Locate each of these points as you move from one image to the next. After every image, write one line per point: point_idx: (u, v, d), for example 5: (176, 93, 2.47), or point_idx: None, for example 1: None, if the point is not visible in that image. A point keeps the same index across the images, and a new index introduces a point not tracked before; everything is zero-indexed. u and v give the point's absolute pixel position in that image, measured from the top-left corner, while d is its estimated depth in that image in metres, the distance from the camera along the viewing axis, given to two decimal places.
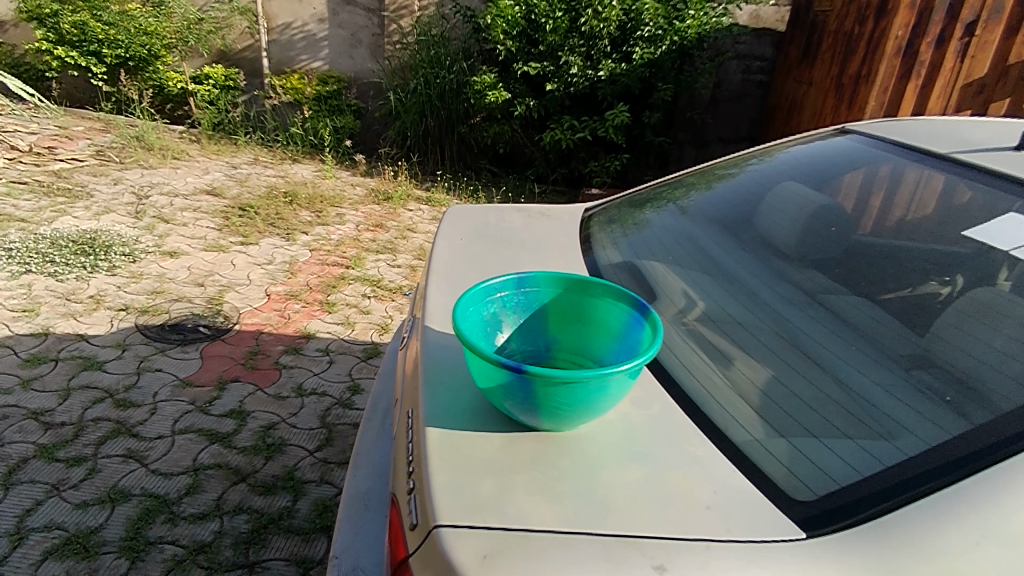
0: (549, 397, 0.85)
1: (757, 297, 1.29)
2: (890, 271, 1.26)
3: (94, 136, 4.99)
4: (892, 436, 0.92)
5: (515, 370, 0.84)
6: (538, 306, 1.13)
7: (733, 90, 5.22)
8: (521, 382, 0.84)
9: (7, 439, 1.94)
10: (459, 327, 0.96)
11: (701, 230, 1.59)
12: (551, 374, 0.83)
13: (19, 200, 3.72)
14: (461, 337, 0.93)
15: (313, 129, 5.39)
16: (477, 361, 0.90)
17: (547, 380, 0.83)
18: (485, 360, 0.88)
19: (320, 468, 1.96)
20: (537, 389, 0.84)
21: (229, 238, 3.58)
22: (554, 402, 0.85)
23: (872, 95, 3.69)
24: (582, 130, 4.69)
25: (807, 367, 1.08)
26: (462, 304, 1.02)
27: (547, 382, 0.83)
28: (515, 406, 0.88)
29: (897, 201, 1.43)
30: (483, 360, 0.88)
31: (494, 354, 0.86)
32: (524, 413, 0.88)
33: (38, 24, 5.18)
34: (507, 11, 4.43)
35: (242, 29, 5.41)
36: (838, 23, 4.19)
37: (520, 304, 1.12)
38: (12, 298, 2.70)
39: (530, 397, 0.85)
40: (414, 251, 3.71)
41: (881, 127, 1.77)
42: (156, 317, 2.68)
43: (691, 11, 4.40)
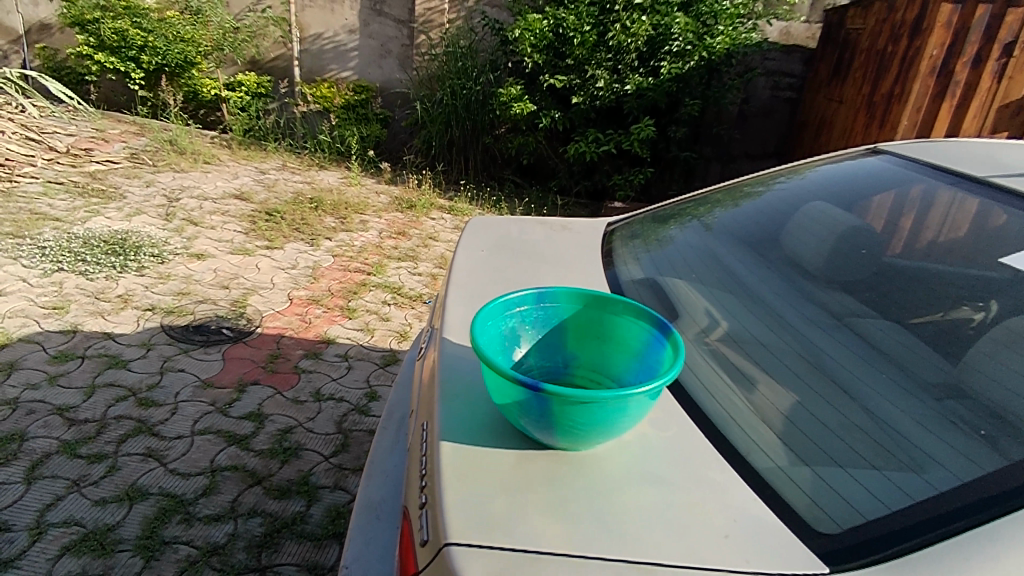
0: (566, 416, 0.83)
1: (781, 318, 1.26)
2: (922, 294, 1.22)
3: (129, 139, 5.13)
4: (921, 468, 0.89)
5: (532, 388, 0.83)
6: (557, 321, 1.12)
7: (761, 105, 5.16)
8: (537, 401, 0.83)
9: (32, 433, 1.98)
10: (477, 341, 0.95)
11: (726, 248, 1.56)
12: (568, 393, 0.82)
13: (55, 200, 3.83)
14: (479, 352, 0.92)
15: (340, 137, 5.46)
16: (494, 376, 0.89)
17: (563, 400, 0.82)
18: (501, 377, 0.87)
19: (334, 474, 1.96)
20: (553, 408, 0.83)
21: (254, 242, 3.63)
22: (570, 421, 0.84)
23: (905, 115, 3.68)
24: (607, 143, 4.67)
25: (833, 393, 1.05)
26: (480, 318, 1.01)
27: (565, 401, 0.82)
28: (530, 425, 0.87)
29: (929, 224, 1.39)
30: (500, 376, 0.87)
31: (511, 371, 0.85)
32: (539, 432, 0.87)
33: (81, 30, 5.34)
34: (535, 24, 4.44)
35: (276, 37, 5.53)
36: (871, 42, 4.13)
37: (539, 319, 1.11)
38: (44, 295, 2.77)
39: (546, 415, 0.84)
40: (435, 259, 3.72)
41: (913, 148, 1.73)
42: (181, 318, 2.73)
43: (721, 27, 4.38)
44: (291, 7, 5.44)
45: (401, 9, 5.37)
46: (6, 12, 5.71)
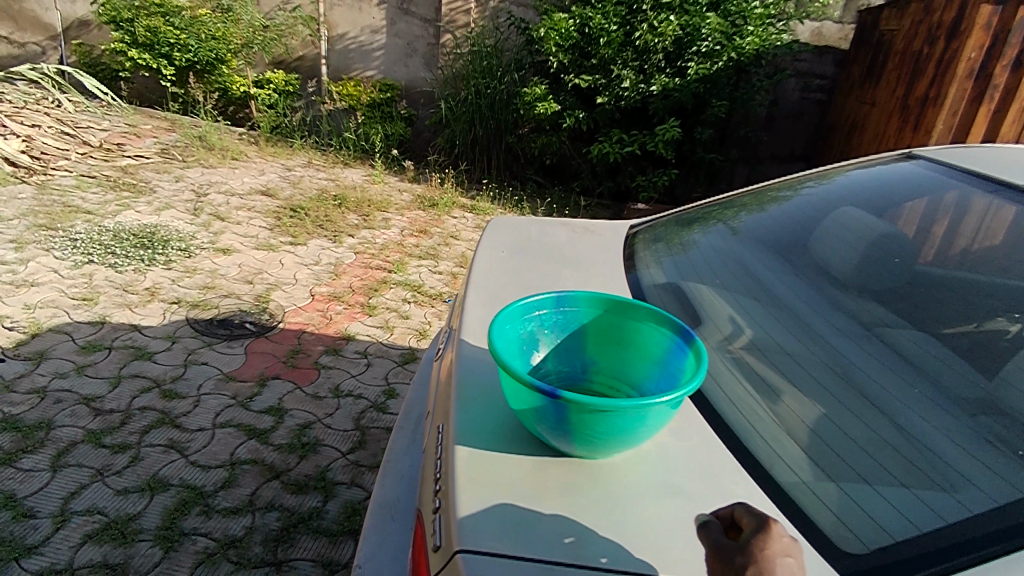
0: (584, 424, 0.81)
1: (808, 326, 1.22)
2: (956, 304, 1.18)
3: (160, 134, 5.23)
4: (953, 488, 0.85)
5: (549, 395, 0.81)
6: (576, 326, 1.10)
7: (790, 107, 5.07)
8: (554, 408, 0.82)
9: (59, 422, 2.02)
10: (494, 345, 0.94)
11: (751, 254, 1.52)
12: (587, 401, 0.80)
13: (88, 194, 3.92)
14: (496, 358, 0.91)
15: (364, 135, 5.50)
16: (511, 382, 0.88)
17: (581, 408, 0.80)
18: (518, 383, 0.85)
19: (351, 471, 1.97)
20: (571, 415, 0.81)
21: (279, 238, 3.68)
22: (590, 430, 0.82)
23: (940, 118, 3.57)
24: (632, 144, 4.62)
25: (862, 407, 1.02)
26: (498, 321, 1.00)
27: (583, 409, 0.80)
28: (547, 432, 0.85)
29: (963, 231, 1.34)
30: (517, 382, 0.86)
31: (528, 377, 0.83)
32: (556, 440, 0.86)
33: (115, 27, 5.43)
34: (561, 23, 4.41)
35: (304, 36, 5.59)
36: (906, 43, 4.02)
37: (558, 323, 1.09)
38: (74, 286, 2.84)
39: (563, 423, 0.82)
40: (456, 258, 3.73)
41: (950, 153, 1.67)
42: (206, 312, 2.77)
43: (750, 28, 4.31)
44: (320, 6, 5.49)
45: (428, 8, 5.39)
46: (45, 9, 5.86)
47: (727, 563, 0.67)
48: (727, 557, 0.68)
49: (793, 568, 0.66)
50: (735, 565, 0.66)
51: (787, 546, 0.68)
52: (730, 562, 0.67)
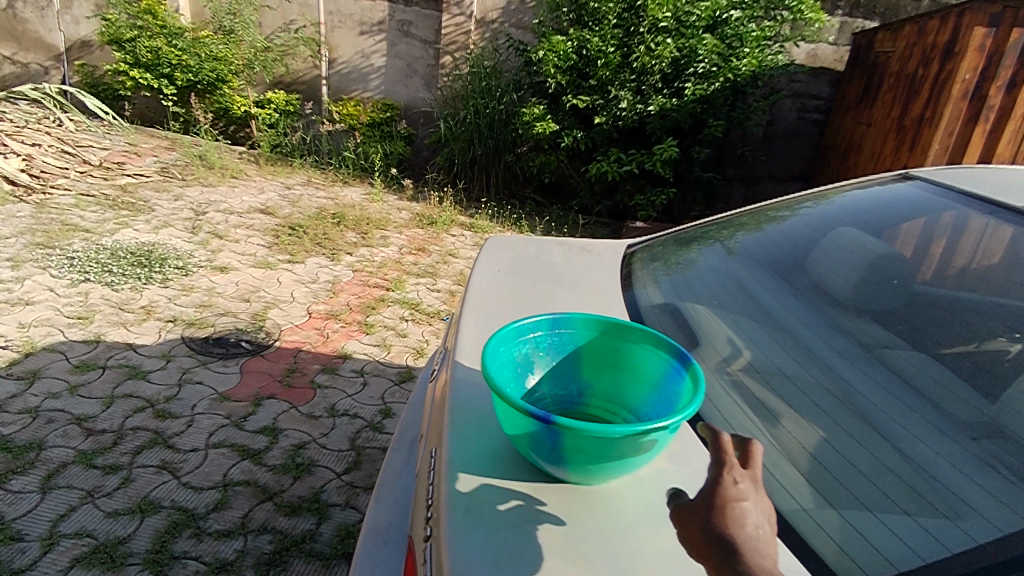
0: (578, 450, 0.80)
1: (807, 348, 1.21)
2: (956, 325, 1.17)
3: (161, 153, 5.26)
4: (957, 516, 0.84)
5: (543, 420, 0.80)
6: (572, 349, 1.09)
7: (787, 128, 5.12)
8: (548, 433, 0.81)
9: (50, 442, 2.00)
10: (488, 368, 0.93)
11: (750, 274, 1.52)
12: (581, 426, 0.79)
13: (86, 212, 3.93)
14: (490, 381, 0.90)
15: (364, 154, 5.53)
16: (504, 406, 0.87)
17: (576, 433, 0.79)
18: (511, 407, 0.84)
19: (346, 492, 1.95)
20: (566, 441, 0.80)
21: (277, 256, 3.68)
22: (584, 456, 0.81)
23: (935, 139, 3.60)
24: (629, 163, 4.64)
25: (862, 432, 1.01)
26: (492, 344, 0.99)
27: (577, 435, 0.79)
28: (542, 458, 0.84)
29: (960, 252, 1.34)
30: (511, 407, 0.85)
31: (522, 400, 0.82)
32: (551, 466, 0.84)
33: (118, 47, 5.48)
34: (559, 46, 4.47)
35: (305, 57, 5.65)
36: (900, 65, 4.07)
37: (553, 345, 1.08)
38: (70, 305, 2.83)
39: (557, 448, 0.81)
40: (454, 276, 3.73)
41: (946, 174, 1.68)
42: (202, 330, 2.76)
43: (747, 49, 4.36)
44: (321, 28, 5.55)
45: (428, 30, 5.48)
46: (49, 30, 5.94)
47: (690, 519, 0.79)
48: (690, 514, 0.80)
49: (746, 510, 0.79)
50: (696, 518, 0.79)
51: (738, 494, 0.81)
52: (693, 518, 0.79)
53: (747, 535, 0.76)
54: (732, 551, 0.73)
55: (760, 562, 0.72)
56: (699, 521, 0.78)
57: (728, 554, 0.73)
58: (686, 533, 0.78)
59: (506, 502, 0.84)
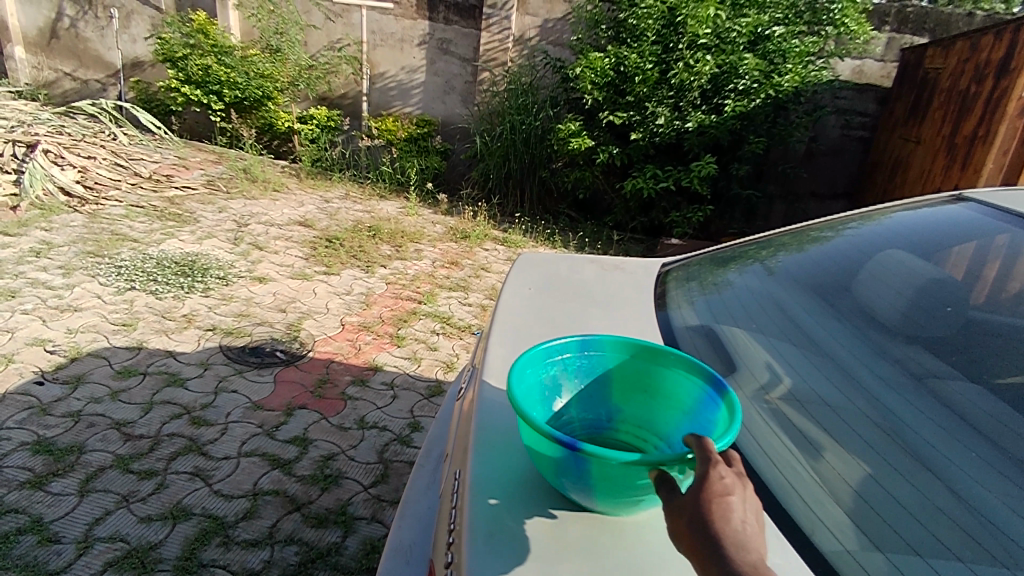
0: (605, 479, 0.77)
1: (853, 377, 1.15)
2: (1015, 356, 1.10)
3: (207, 167, 5.44)
4: (1015, 565, 0.78)
5: (568, 446, 0.78)
6: (600, 372, 1.06)
7: (831, 144, 4.98)
8: (573, 460, 0.78)
9: (90, 446, 2.06)
10: (513, 391, 0.91)
11: (791, 296, 1.46)
12: (608, 455, 0.76)
13: (135, 223, 4.08)
14: (516, 405, 0.88)
15: (401, 168, 5.60)
16: (530, 430, 0.84)
17: (602, 462, 0.76)
18: (536, 433, 0.82)
19: (372, 506, 1.94)
20: (593, 469, 0.77)
21: (314, 267, 3.74)
22: (612, 486, 0.78)
23: (989, 157, 3.46)
24: (666, 180, 4.58)
25: (912, 467, 0.95)
26: (519, 365, 0.98)
27: (605, 463, 0.76)
28: (568, 487, 0.82)
29: (1016, 277, 1.27)
30: (536, 432, 0.82)
31: (548, 426, 0.80)
32: (577, 496, 0.82)
33: (171, 66, 5.72)
34: (596, 62, 4.46)
35: (347, 74, 5.80)
36: (952, 81, 3.93)
37: (582, 367, 1.06)
38: (116, 312, 2.93)
39: (583, 476, 0.79)
40: (486, 290, 3.72)
41: (1002, 195, 1.60)
42: (239, 339, 2.82)
43: (789, 65, 4.28)
44: (363, 47, 5.70)
45: (467, 48, 5.57)
46: (108, 49, 6.26)
47: (675, 510, 0.70)
48: (675, 504, 0.71)
49: (734, 505, 0.69)
50: (682, 511, 0.69)
51: (727, 486, 0.70)
52: (677, 510, 0.70)
53: (735, 530, 0.66)
54: (719, 545, 0.65)
55: (749, 559, 0.63)
56: (684, 513, 0.69)
57: (715, 552, 0.64)
58: (674, 528, 0.69)
59: (507, 507, 0.85)
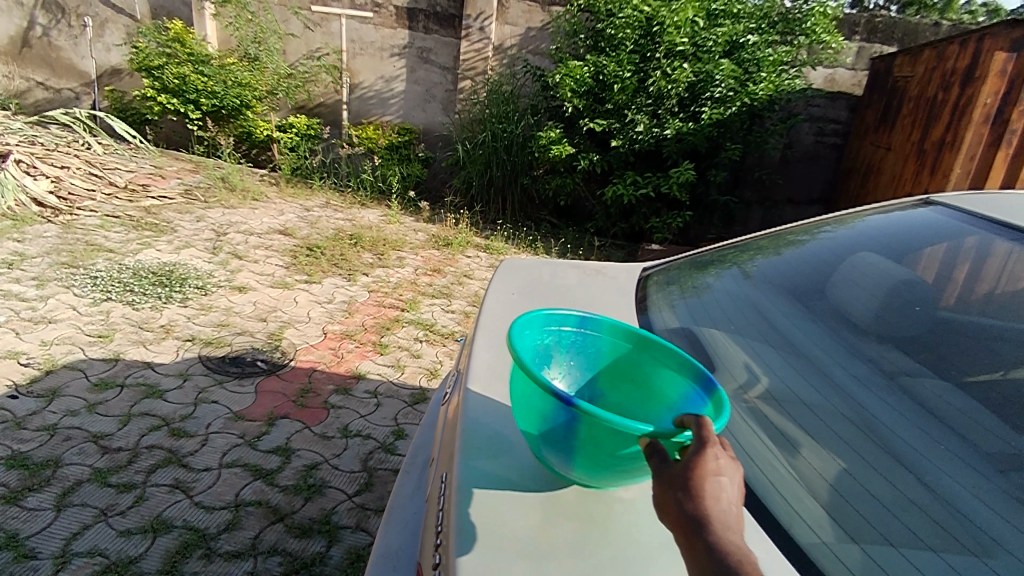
0: (593, 439, 0.79)
1: (828, 375, 1.19)
2: (982, 353, 1.15)
3: (185, 176, 5.37)
4: (985, 553, 0.82)
5: (564, 401, 0.79)
6: (592, 350, 1.10)
7: (805, 151, 5.10)
8: (567, 416, 0.79)
9: (67, 460, 2.02)
10: (515, 350, 0.92)
11: (768, 299, 1.50)
12: (601, 416, 0.77)
13: (111, 233, 4.02)
14: (517, 359, 0.90)
15: (382, 176, 5.59)
16: (528, 383, 0.85)
17: (592, 420, 0.77)
18: (532, 382, 0.84)
19: (357, 514, 1.93)
20: (583, 430, 0.79)
21: (294, 276, 3.71)
22: (596, 448, 0.80)
23: (957, 162, 3.57)
24: (645, 186, 4.65)
25: (885, 462, 0.98)
26: (516, 325, 1.01)
27: (596, 422, 0.77)
28: (553, 440, 0.84)
29: (984, 279, 1.32)
30: (532, 385, 0.84)
31: (546, 379, 0.82)
32: (558, 450, 0.84)
33: (147, 74, 5.65)
34: (575, 71, 4.51)
35: (327, 83, 5.79)
36: (920, 89, 4.05)
37: (576, 344, 1.10)
38: (91, 323, 2.88)
39: (572, 435, 0.80)
40: (469, 297, 3.73)
41: (969, 199, 1.66)
42: (219, 349, 2.79)
43: (764, 74, 4.36)
44: (343, 55, 5.70)
45: (447, 57, 5.61)
46: (82, 57, 6.16)
47: (664, 485, 0.72)
48: (665, 477, 0.72)
49: (724, 486, 0.70)
50: (673, 488, 0.70)
51: (719, 466, 0.71)
52: (666, 484, 0.71)
53: (722, 511, 0.68)
54: (705, 525, 0.67)
55: (733, 541, 0.66)
56: (675, 488, 0.70)
57: (700, 532, 0.66)
58: (662, 502, 0.71)
59: (494, 509, 0.86)
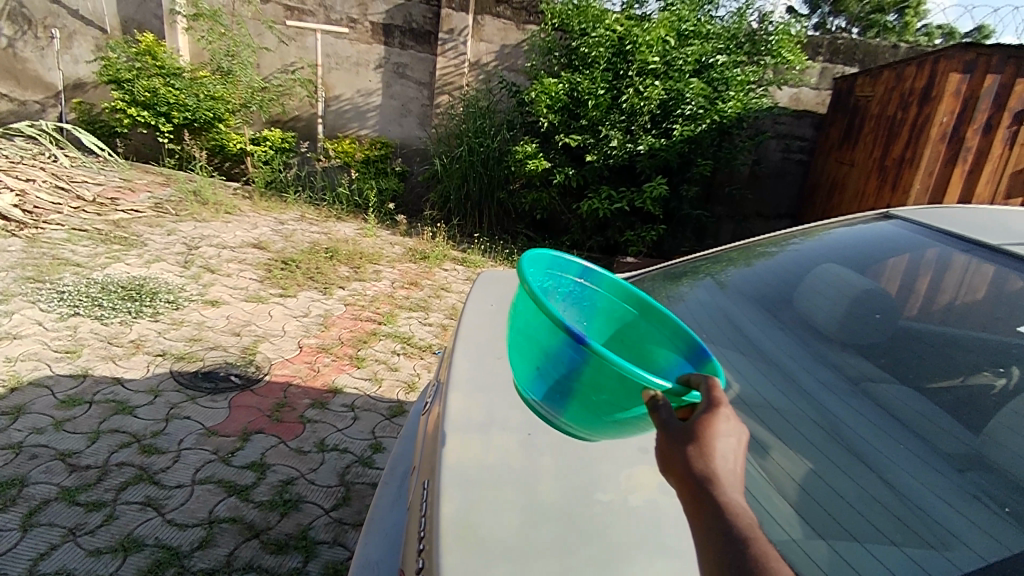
0: (594, 380, 0.80)
1: (795, 381, 1.24)
2: (940, 361, 1.21)
3: (155, 189, 5.28)
4: (943, 546, 0.86)
5: (575, 338, 0.80)
6: (586, 302, 1.20)
7: (773, 167, 5.26)
8: (574, 351, 0.80)
9: (33, 479, 1.96)
10: (529, 287, 0.91)
11: (739, 309, 1.54)
12: (610, 358, 0.77)
13: (78, 247, 3.93)
14: (528, 289, 0.90)
15: (358, 190, 5.58)
16: (540, 316, 0.86)
17: (601, 360, 0.77)
18: (544, 314, 0.84)
19: (334, 529, 1.91)
20: (587, 370, 0.79)
21: (269, 290, 3.68)
22: (594, 392, 0.81)
23: (917, 179, 3.75)
24: (620, 201, 4.73)
25: (849, 462, 1.03)
26: (524, 261, 1.03)
27: (604, 362, 0.77)
28: (549, 374, 0.86)
29: (945, 289, 1.39)
30: (544, 316, 0.84)
31: (558, 312, 0.82)
32: (551, 386, 0.86)
33: (116, 87, 5.56)
34: (551, 88, 4.60)
35: (302, 97, 5.78)
36: (880, 108, 4.22)
37: (574, 294, 1.19)
38: (58, 339, 2.81)
39: (575, 371, 0.81)
40: (446, 310, 3.74)
41: (925, 214, 1.74)
42: (191, 364, 2.74)
43: (732, 93, 4.50)
44: (318, 69, 5.70)
45: (423, 73, 5.67)
46: (48, 69, 6.05)
47: (671, 444, 0.71)
48: (672, 437, 0.71)
49: (730, 447, 0.70)
50: (680, 447, 0.70)
51: (726, 428, 0.71)
52: (673, 439, 0.71)
53: (728, 472, 0.68)
54: (711, 483, 0.66)
55: (738, 500, 0.66)
56: (681, 448, 0.69)
57: (707, 491, 0.66)
58: (669, 461, 0.70)
59: (477, 512, 0.89)
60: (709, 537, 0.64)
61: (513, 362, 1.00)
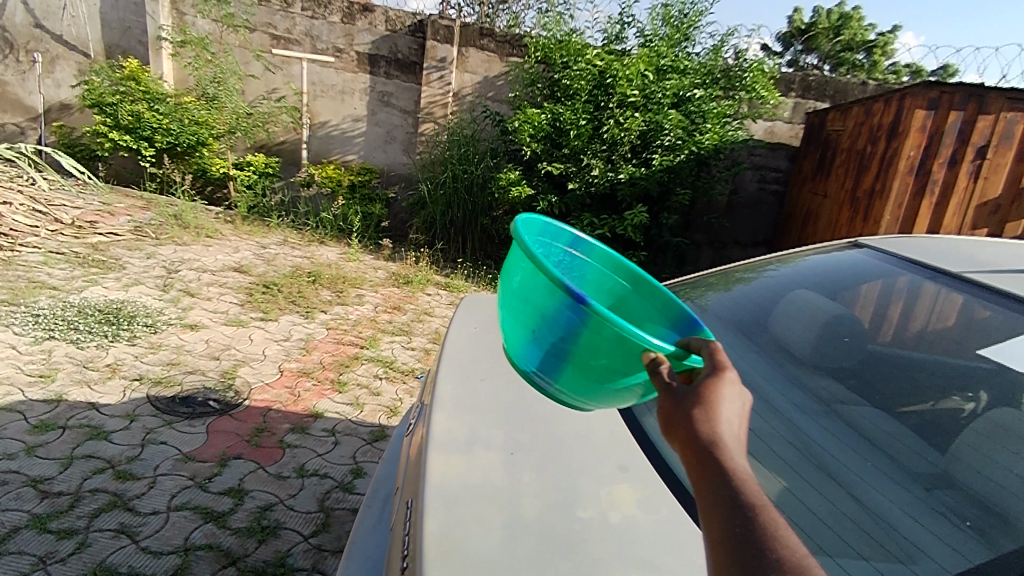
0: (593, 342, 0.83)
1: (771, 403, 1.27)
2: (908, 385, 1.26)
3: (135, 213, 5.24)
4: (911, 560, 0.89)
5: (575, 298, 0.82)
6: (579, 270, 1.25)
7: (749, 197, 5.41)
8: (574, 311, 0.83)
9: (3, 506, 1.91)
10: (529, 249, 0.93)
11: (715, 331, 1.58)
12: (610, 318, 0.80)
13: (54, 270, 3.88)
14: (526, 250, 0.92)
15: (343, 216, 5.59)
16: (539, 277, 0.88)
17: (599, 320, 0.81)
18: (543, 274, 0.87)
19: (313, 556, 1.88)
20: (585, 330, 0.83)
21: (250, 314, 3.65)
22: (591, 355, 0.85)
23: (887, 210, 3.89)
24: (602, 227, 4.80)
25: (821, 481, 1.06)
26: (520, 223, 1.04)
27: (603, 323, 0.81)
28: (544, 337, 0.89)
29: (916, 314, 1.44)
30: (544, 276, 0.87)
31: (557, 273, 0.85)
32: (547, 350, 0.89)
33: (99, 111, 5.56)
34: (534, 117, 4.70)
35: (287, 123, 5.82)
36: (851, 141, 4.39)
37: (566, 264, 1.22)
38: (32, 363, 2.75)
39: (573, 330, 0.84)
40: (429, 334, 3.75)
41: (892, 243, 1.82)
42: (168, 389, 2.70)
43: (709, 125, 4.64)
44: (303, 97, 5.76)
45: (408, 101, 5.77)
46: (29, 92, 6.03)
47: (675, 409, 0.71)
48: (679, 403, 0.71)
49: (733, 414, 0.70)
50: (683, 411, 0.70)
51: (730, 393, 0.71)
52: (679, 404, 0.71)
53: (732, 437, 0.68)
54: (716, 446, 0.66)
55: (742, 465, 0.65)
56: (684, 410, 0.70)
57: (710, 457, 0.65)
58: (672, 429, 0.70)
59: (460, 528, 0.90)
60: (714, 503, 0.63)
61: (506, 329, 1.02)
